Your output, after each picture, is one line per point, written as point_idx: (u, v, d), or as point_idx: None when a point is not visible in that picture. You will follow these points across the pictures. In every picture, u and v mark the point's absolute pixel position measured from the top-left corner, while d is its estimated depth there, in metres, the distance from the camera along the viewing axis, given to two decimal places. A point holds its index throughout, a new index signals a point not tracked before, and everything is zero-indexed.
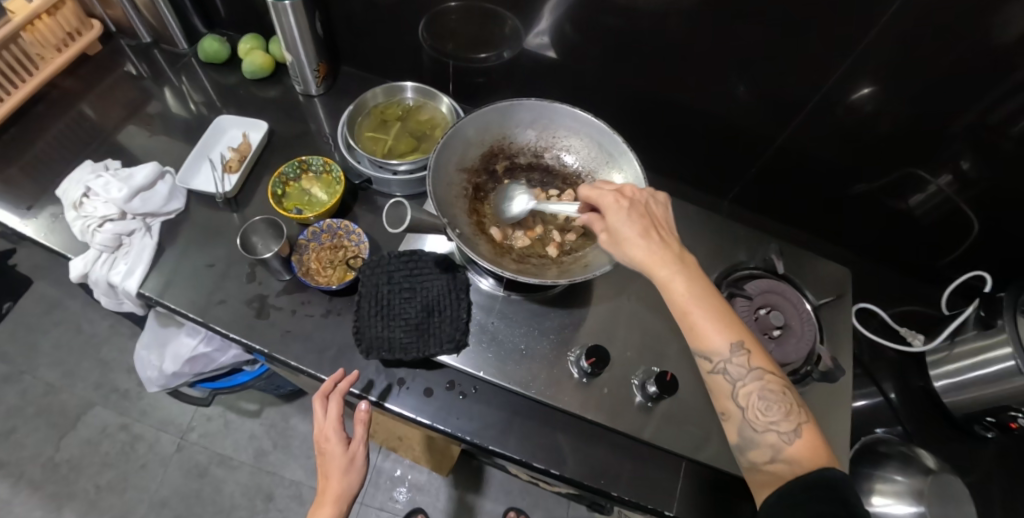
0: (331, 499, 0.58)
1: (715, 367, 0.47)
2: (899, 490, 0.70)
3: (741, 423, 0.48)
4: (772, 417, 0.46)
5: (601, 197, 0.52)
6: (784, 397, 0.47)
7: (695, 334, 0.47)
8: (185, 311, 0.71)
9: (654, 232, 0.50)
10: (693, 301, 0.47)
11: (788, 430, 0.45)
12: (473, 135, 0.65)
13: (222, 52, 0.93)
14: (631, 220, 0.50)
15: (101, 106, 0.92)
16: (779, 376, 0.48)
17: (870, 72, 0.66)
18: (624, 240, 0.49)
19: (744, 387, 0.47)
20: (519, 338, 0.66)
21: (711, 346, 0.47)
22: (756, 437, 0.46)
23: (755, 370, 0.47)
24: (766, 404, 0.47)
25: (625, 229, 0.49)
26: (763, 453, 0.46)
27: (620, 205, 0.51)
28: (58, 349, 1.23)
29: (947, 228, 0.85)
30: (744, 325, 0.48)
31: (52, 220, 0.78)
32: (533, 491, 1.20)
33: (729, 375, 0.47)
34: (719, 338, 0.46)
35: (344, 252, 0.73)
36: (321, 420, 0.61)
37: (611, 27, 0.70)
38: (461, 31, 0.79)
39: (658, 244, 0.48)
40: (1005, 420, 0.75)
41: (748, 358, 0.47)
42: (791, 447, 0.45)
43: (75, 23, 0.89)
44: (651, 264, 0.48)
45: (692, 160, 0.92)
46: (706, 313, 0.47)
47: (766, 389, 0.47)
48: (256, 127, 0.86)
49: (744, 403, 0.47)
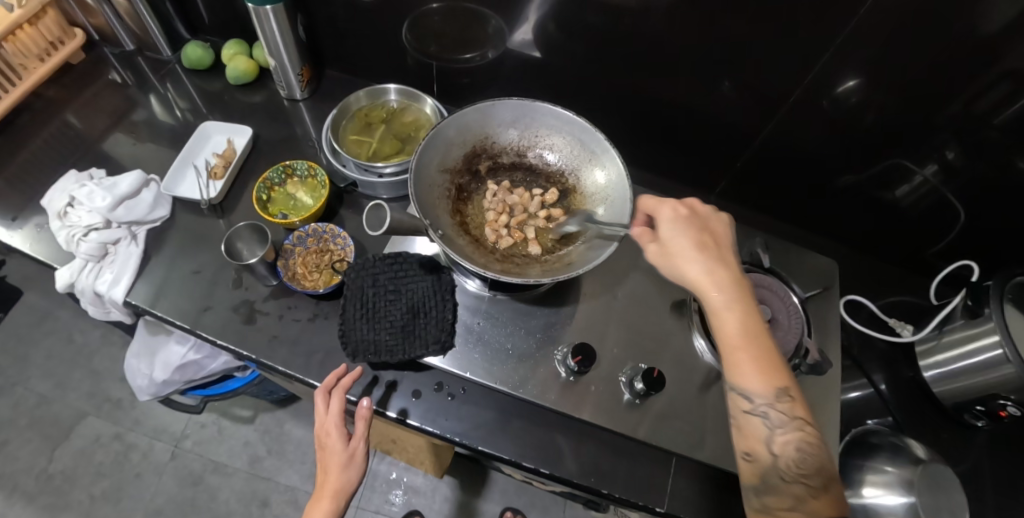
0: (331, 493, 0.59)
1: (751, 407, 0.46)
2: (890, 481, 0.70)
3: (767, 468, 0.45)
4: (804, 470, 0.44)
5: (661, 208, 0.53)
6: (820, 454, 0.45)
7: (736, 370, 0.46)
8: (172, 319, 0.71)
9: (711, 250, 0.50)
10: (743, 336, 0.47)
11: (818, 485, 0.43)
12: (455, 136, 0.65)
13: (206, 58, 0.93)
14: (688, 237, 0.50)
15: (86, 114, 0.91)
16: (817, 433, 0.46)
17: (853, 63, 0.66)
18: (677, 258, 0.50)
19: (782, 435, 0.45)
20: (505, 338, 0.66)
21: (753, 383, 0.46)
22: (781, 485, 0.44)
23: (795, 420, 0.45)
24: (801, 456, 0.45)
25: (682, 247, 0.50)
26: (783, 500, 0.44)
27: (678, 219, 0.52)
28: (50, 360, 1.23)
29: (933, 218, 0.85)
30: (789, 373, 0.47)
31: (37, 230, 0.78)
32: (529, 490, 1.20)
33: (767, 419, 0.45)
34: (763, 377, 0.46)
35: (330, 256, 0.73)
36: (322, 416, 0.61)
37: (594, 24, 0.70)
38: (444, 32, 0.79)
39: (724, 274, 0.49)
40: (995, 409, 0.74)
41: (791, 407, 0.45)
42: (815, 502, 0.42)
43: (57, 33, 0.88)
44: (708, 288, 0.48)
45: (680, 156, 0.92)
46: (753, 352, 0.46)
47: (803, 441, 0.45)
48: (241, 132, 0.85)
49: (777, 450, 0.45)
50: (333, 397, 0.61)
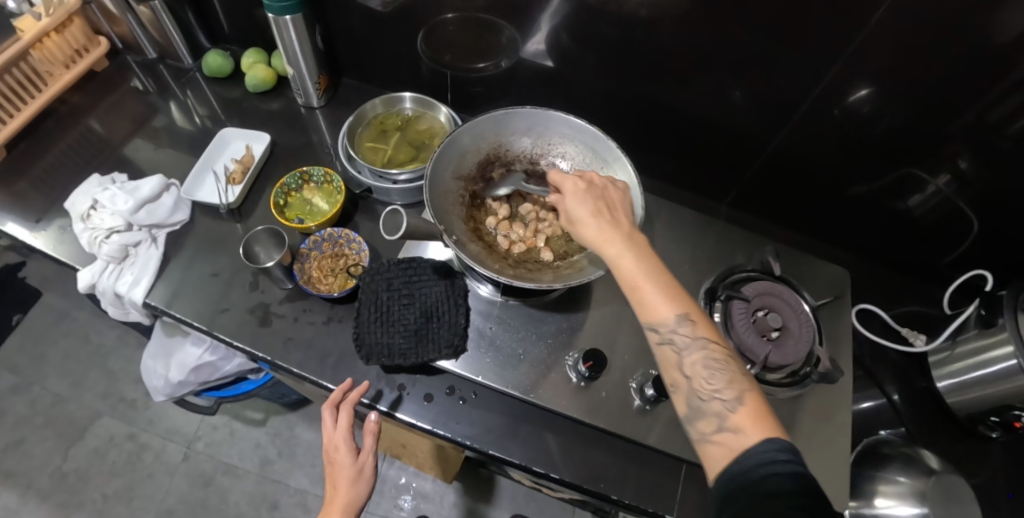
0: (339, 508, 0.59)
1: (662, 338, 0.47)
2: (903, 491, 0.70)
3: (690, 393, 0.46)
4: (716, 385, 0.45)
5: (564, 182, 0.53)
6: (730, 368, 0.46)
7: (642, 307, 0.47)
8: (191, 320, 0.72)
9: (604, 213, 0.51)
10: (641, 275, 0.47)
11: (733, 397, 0.44)
12: (469, 144, 0.66)
13: (226, 66, 0.95)
14: (586, 203, 0.51)
15: (108, 120, 0.94)
16: (726, 349, 0.47)
17: (864, 73, 0.66)
18: (577, 220, 0.51)
19: (690, 356, 0.46)
20: (517, 344, 0.67)
21: (656, 314, 0.47)
22: (702, 406, 0.45)
23: (700, 339, 0.46)
24: (711, 372, 0.46)
25: (579, 210, 0.51)
26: (710, 422, 0.44)
27: (580, 191, 0.52)
28: (67, 360, 1.25)
29: (946, 228, 0.85)
30: (690, 298, 0.48)
31: (60, 231, 0.80)
32: (538, 498, 1.19)
33: (676, 345, 0.46)
34: (665, 306, 0.47)
35: (345, 260, 0.74)
36: (330, 431, 0.62)
37: (607, 34, 0.71)
38: (458, 42, 0.80)
39: (614, 227, 0.49)
40: (1009, 420, 0.74)
41: (694, 327, 0.46)
42: (734, 416, 0.43)
43: (83, 41, 0.91)
44: (601, 241, 0.49)
45: (689, 165, 0.93)
46: (653, 284, 0.47)
47: (710, 358, 0.46)
48: (259, 139, 0.87)
49: (691, 372, 0.47)
50: (342, 413, 0.62)
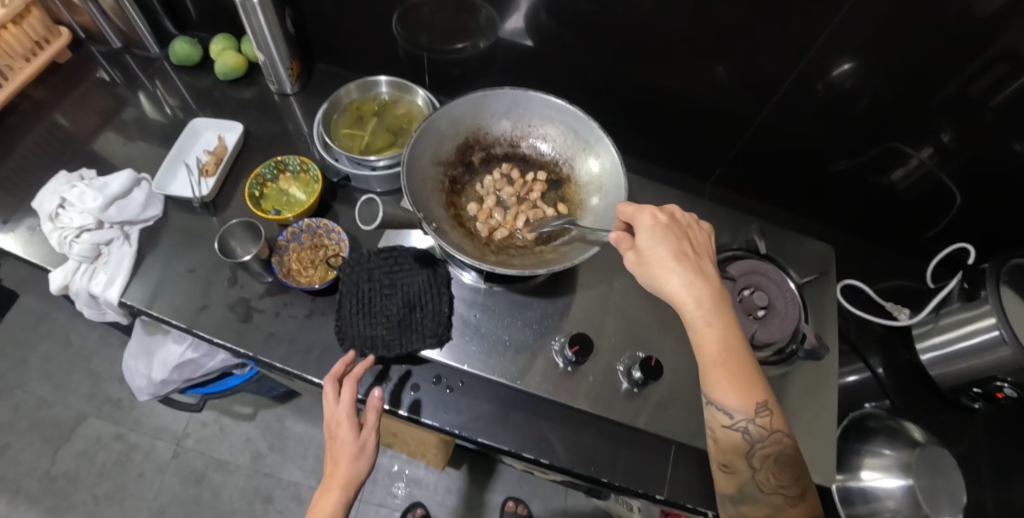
0: (338, 485, 0.57)
1: (731, 423, 0.47)
2: (888, 464, 0.71)
3: (746, 478, 0.48)
4: (781, 480, 0.47)
5: (639, 216, 0.51)
6: (795, 463, 0.48)
7: (716, 387, 0.47)
8: (170, 319, 0.70)
9: (691, 263, 0.49)
10: (726, 354, 0.47)
11: (794, 494, 0.47)
12: (447, 128, 0.64)
13: (194, 55, 0.92)
14: (665, 243, 0.49)
15: (75, 114, 0.90)
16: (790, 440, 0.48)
17: (849, 47, 0.65)
18: (657, 270, 0.49)
19: (759, 448, 0.47)
20: (503, 330, 0.66)
21: (732, 401, 0.47)
22: (759, 495, 0.47)
23: (773, 432, 0.47)
24: (778, 466, 0.47)
25: (661, 255, 0.49)
26: (761, 509, 0.47)
27: (657, 227, 0.50)
28: (49, 363, 1.22)
29: (929, 201, 0.85)
30: (766, 386, 0.48)
31: (30, 232, 0.77)
32: (530, 480, 1.20)
33: (747, 433, 0.47)
34: (743, 395, 0.46)
35: (325, 251, 0.73)
36: (332, 405, 0.59)
37: (586, 11, 0.69)
38: (434, 22, 0.78)
39: (702, 291, 0.48)
40: (991, 391, 0.75)
41: (769, 419, 0.47)
42: (794, 511, 0.46)
43: (43, 32, 0.87)
44: (688, 306, 0.48)
45: (674, 145, 0.91)
46: (735, 367, 0.46)
47: (781, 453, 0.47)
48: (231, 128, 0.84)
49: (756, 462, 0.48)
50: (346, 388, 0.59)
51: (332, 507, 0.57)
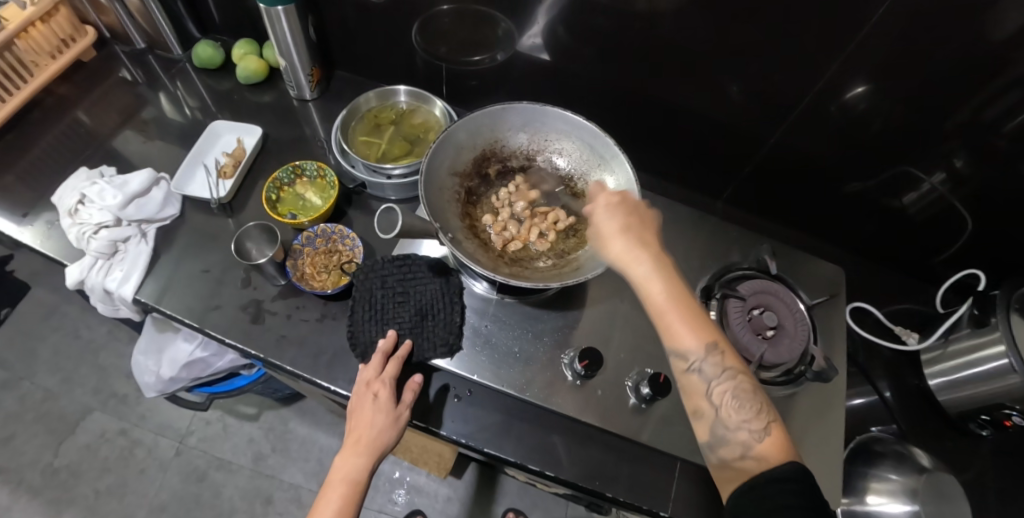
0: (364, 450, 0.57)
1: (689, 367, 0.47)
2: (893, 489, 0.71)
3: (713, 421, 0.47)
4: (744, 416, 0.46)
5: (599, 197, 0.54)
6: (756, 398, 0.48)
7: (669, 334, 0.48)
8: (182, 318, 0.71)
9: (635, 228, 0.51)
10: (669, 302, 0.47)
11: (759, 427, 0.46)
12: (465, 139, 0.65)
13: (216, 57, 0.93)
14: (615, 215, 0.51)
15: (96, 112, 0.92)
16: (750, 379, 0.48)
17: (862, 71, 0.66)
18: (606, 238, 0.51)
19: (717, 386, 0.47)
20: (513, 342, 0.67)
21: (684, 343, 0.47)
22: (727, 435, 0.46)
23: (728, 369, 0.47)
24: (738, 402, 0.47)
25: (608, 224, 0.51)
26: (733, 450, 0.45)
27: (611, 205, 0.52)
28: (56, 356, 1.23)
29: (939, 225, 0.85)
30: (716, 327, 0.48)
31: (48, 226, 0.78)
32: (532, 492, 1.20)
33: (704, 373, 0.47)
34: (694, 335, 0.47)
35: (339, 257, 0.73)
36: (371, 375, 0.61)
37: (604, 28, 0.70)
38: (453, 34, 0.79)
39: (642, 249, 0.49)
40: (1000, 418, 0.75)
41: (722, 358, 0.47)
42: (761, 445, 0.45)
43: (69, 30, 0.89)
44: (629, 265, 0.48)
45: (686, 162, 0.92)
46: (681, 312, 0.47)
47: (738, 389, 0.47)
48: (250, 132, 0.86)
49: (717, 401, 0.47)
50: (391, 363, 0.62)
51: (356, 471, 0.57)
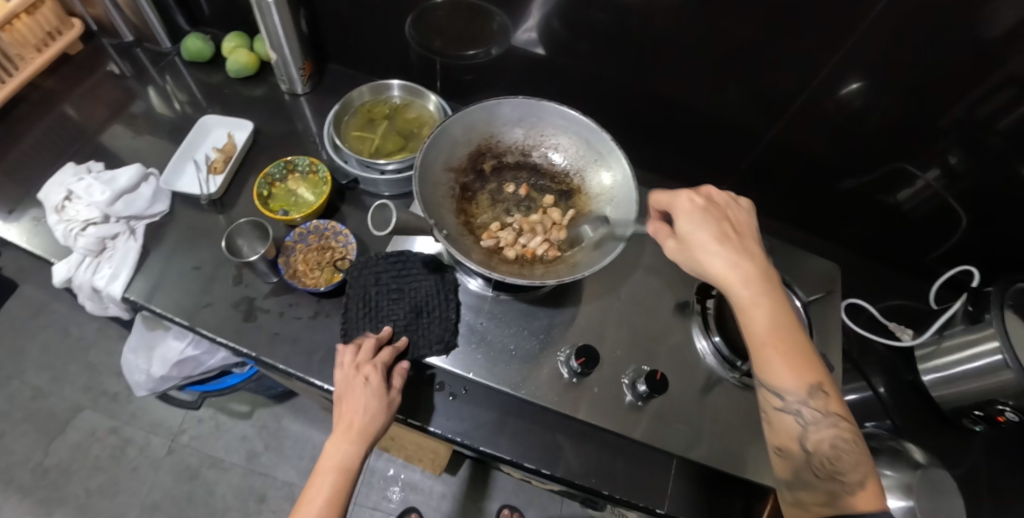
0: (356, 437, 0.57)
1: (784, 406, 0.47)
2: (889, 484, 0.70)
3: (801, 463, 0.48)
4: (840, 465, 0.46)
5: (676, 201, 0.52)
6: (859, 448, 0.46)
7: (767, 371, 0.47)
8: (172, 315, 0.70)
9: (732, 241, 0.49)
10: (773, 336, 0.47)
11: (855, 479, 0.45)
12: (460, 134, 0.64)
13: (206, 51, 0.91)
14: (708, 225, 0.50)
15: (83, 106, 0.90)
16: (851, 427, 0.47)
17: (859, 67, 0.66)
18: (697, 249, 0.49)
19: (815, 431, 0.47)
20: (509, 339, 0.66)
21: (783, 381, 0.46)
22: (815, 481, 0.46)
23: (829, 416, 0.46)
24: (838, 452, 0.46)
25: (699, 236, 0.49)
26: (819, 497, 0.46)
27: (695, 209, 0.51)
28: (46, 354, 1.21)
29: (934, 222, 0.85)
30: (822, 367, 0.47)
31: (34, 223, 0.77)
32: (526, 489, 1.20)
33: (800, 416, 0.47)
34: (795, 375, 0.46)
35: (331, 253, 0.72)
36: (362, 361, 0.60)
37: (599, 22, 0.69)
38: (447, 28, 0.78)
39: (750, 271, 0.48)
40: (992, 414, 0.75)
41: (825, 402, 0.47)
42: (853, 497, 0.44)
43: (55, 23, 0.87)
44: (733, 285, 0.48)
45: (683, 158, 0.92)
46: (781, 349, 0.47)
47: (839, 438, 0.46)
48: (241, 126, 0.84)
49: (812, 446, 0.47)
50: (384, 351, 0.61)
51: (348, 459, 0.56)
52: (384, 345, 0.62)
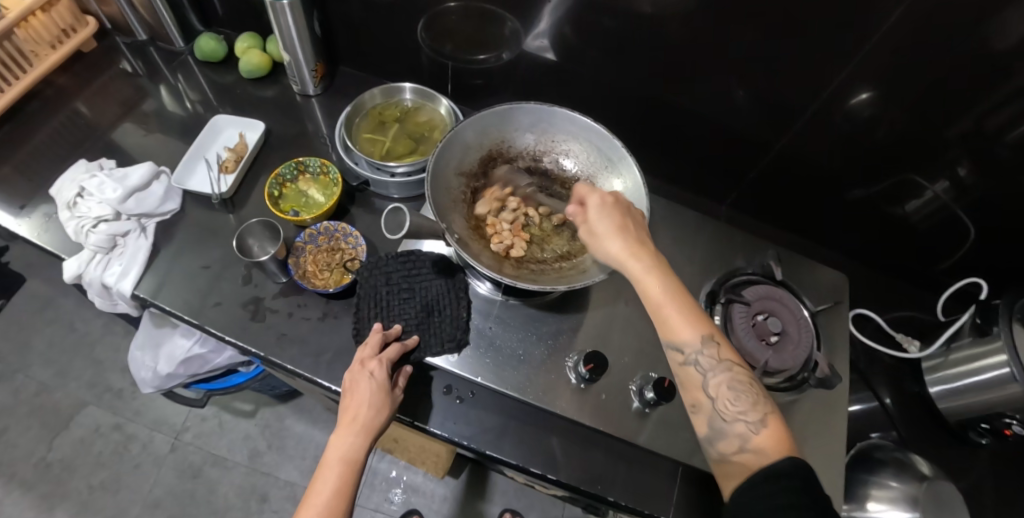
0: (360, 429, 0.56)
1: (686, 359, 0.48)
2: (894, 496, 0.70)
3: (711, 414, 0.47)
4: (740, 407, 0.46)
5: (590, 195, 0.53)
6: (753, 389, 0.48)
7: (666, 327, 0.48)
8: (181, 313, 0.70)
9: (629, 229, 0.51)
10: (667, 296, 0.48)
11: (756, 418, 0.45)
12: (472, 139, 0.65)
13: (219, 51, 0.92)
14: (608, 215, 0.51)
15: (96, 103, 0.91)
16: (748, 372, 0.49)
17: (868, 78, 0.66)
18: (601, 236, 0.51)
19: (714, 378, 0.48)
20: (517, 344, 0.66)
21: (682, 335, 0.48)
22: (725, 428, 0.46)
23: (724, 361, 0.48)
24: (735, 394, 0.47)
25: (602, 224, 0.51)
26: (732, 443, 0.45)
27: (605, 205, 0.52)
28: (51, 349, 1.22)
29: (942, 233, 0.85)
30: (711, 321, 0.49)
31: (46, 219, 0.77)
32: (528, 493, 1.20)
33: (700, 366, 0.48)
34: (691, 327, 0.48)
35: (341, 255, 0.73)
36: (369, 355, 0.60)
37: (610, 29, 0.69)
38: (459, 32, 0.78)
39: (643, 247, 0.50)
40: (1000, 427, 0.76)
41: (718, 350, 0.48)
42: (758, 436, 0.44)
43: (70, 21, 0.88)
44: (626, 261, 0.49)
45: (691, 165, 0.92)
46: (678, 306, 0.48)
47: (735, 380, 0.47)
48: (253, 127, 0.85)
49: (715, 393, 0.47)
50: (391, 346, 0.62)
51: (351, 450, 0.55)
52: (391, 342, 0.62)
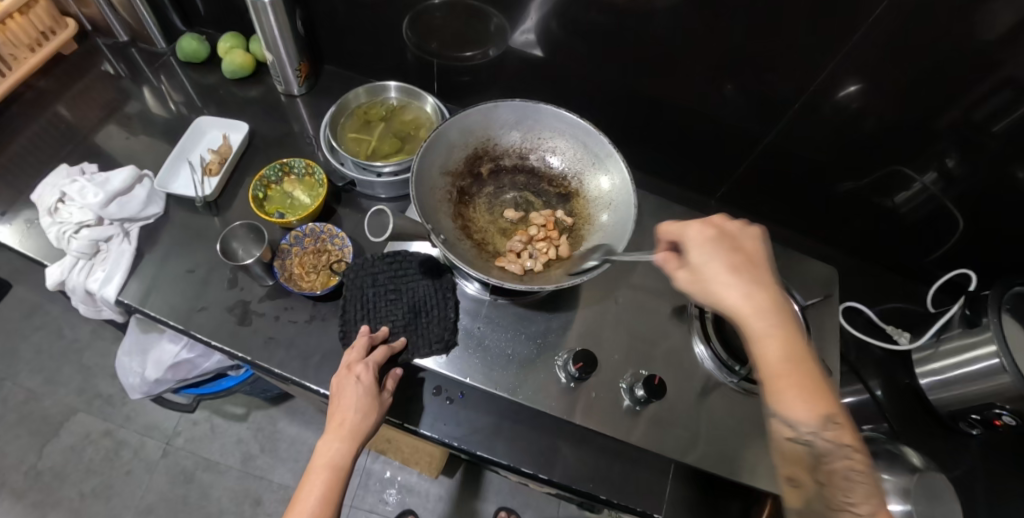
0: (347, 434, 0.55)
1: (797, 436, 0.40)
2: (886, 488, 0.71)
3: (812, 496, 0.41)
4: (851, 496, 0.39)
5: (686, 230, 0.45)
6: (873, 483, 0.40)
7: (776, 395, 0.41)
8: (166, 318, 0.69)
9: (745, 273, 0.43)
10: (786, 360, 0.41)
11: (867, 513, 0.38)
12: (457, 138, 0.64)
13: (201, 51, 0.91)
14: (719, 257, 0.43)
15: (77, 106, 0.89)
16: (868, 460, 0.40)
17: (856, 71, 0.65)
18: (711, 282, 0.43)
19: (829, 463, 0.40)
20: (506, 343, 0.66)
21: (797, 409, 0.40)
22: (827, 514, 0.39)
23: (846, 446, 0.40)
24: (849, 483, 0.40)
25: (711, 267, 0.43)
26: None
27: (707, 242, 0.44)
28: (39, 355, 1.21)
29: (931, 225, 0.85)
30: (835, 395, 0.41)
31: (27, 225, 0.76)
32: (523, 491, 1.19)
33: (813, 447, 0.40)
34: (812, 402, 0.40)
35: (327, 256, 0.72)
36: (356, 359, 0.59)
37: (596, 25, 0.69)
38: (445, 29, 0.77)
39: (765, 300, 0.42)
40: (990, 418, 0.74)
41: (840, 432, 0.40)
42: None
43: (48, 23, 0.86)
44: (750, 316, 0.42)
45: (681, 160, 0.92)
46: (798, 373, 0.41)
47: (853, 469, 0.40)
48: (237, 128, 0.84)
49: (824, 477, 0.40)
50: (378, 350, 0.61)
51: (338, 456, 0.55)
52: (378, 345, 0.62)
